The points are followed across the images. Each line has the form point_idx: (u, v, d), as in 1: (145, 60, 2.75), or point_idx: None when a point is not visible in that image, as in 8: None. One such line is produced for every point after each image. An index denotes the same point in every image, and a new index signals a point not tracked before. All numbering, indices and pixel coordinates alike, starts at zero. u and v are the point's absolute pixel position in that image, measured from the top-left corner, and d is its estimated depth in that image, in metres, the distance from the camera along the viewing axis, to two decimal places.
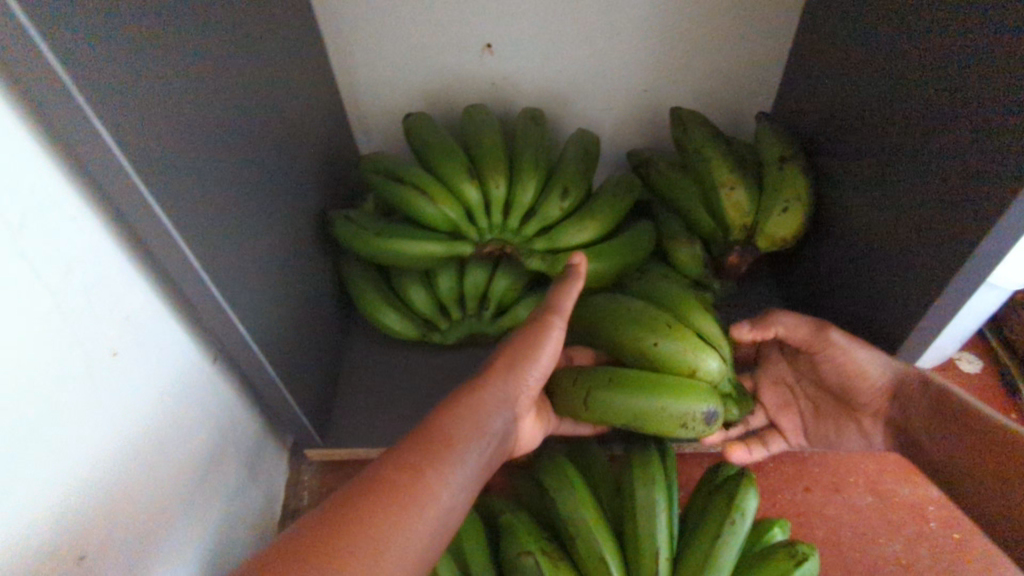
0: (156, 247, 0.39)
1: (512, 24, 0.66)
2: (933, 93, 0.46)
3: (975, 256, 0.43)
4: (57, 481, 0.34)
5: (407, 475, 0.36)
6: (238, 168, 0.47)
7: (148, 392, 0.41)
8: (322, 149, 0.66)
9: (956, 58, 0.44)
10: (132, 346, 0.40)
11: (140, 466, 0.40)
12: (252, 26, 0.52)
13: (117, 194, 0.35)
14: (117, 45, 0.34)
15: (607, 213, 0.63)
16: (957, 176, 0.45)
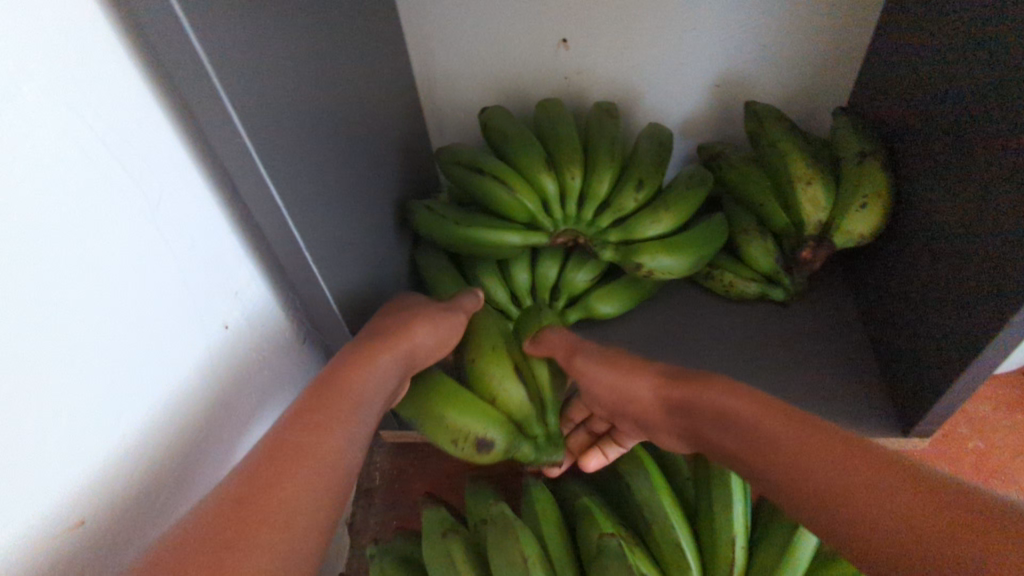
0: (254, 205, 0.43)
1: (588, 18, 0.67)
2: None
3: None
4: (161, 419, 0.41)
5: (323, 414, 0.42)
6: (325, 158, 0.50)
7: (218, 325, 0.46)
8: (401, 141, 0.69)
9: None
10: (211, 284, 0.44)
11: (202, 392, 0.45)
12: (343, 21, 0.55)
13: (227, 155, 0.40)
14: (233, 38, 0.38)
15: (680, 208, 0.63)
16: None
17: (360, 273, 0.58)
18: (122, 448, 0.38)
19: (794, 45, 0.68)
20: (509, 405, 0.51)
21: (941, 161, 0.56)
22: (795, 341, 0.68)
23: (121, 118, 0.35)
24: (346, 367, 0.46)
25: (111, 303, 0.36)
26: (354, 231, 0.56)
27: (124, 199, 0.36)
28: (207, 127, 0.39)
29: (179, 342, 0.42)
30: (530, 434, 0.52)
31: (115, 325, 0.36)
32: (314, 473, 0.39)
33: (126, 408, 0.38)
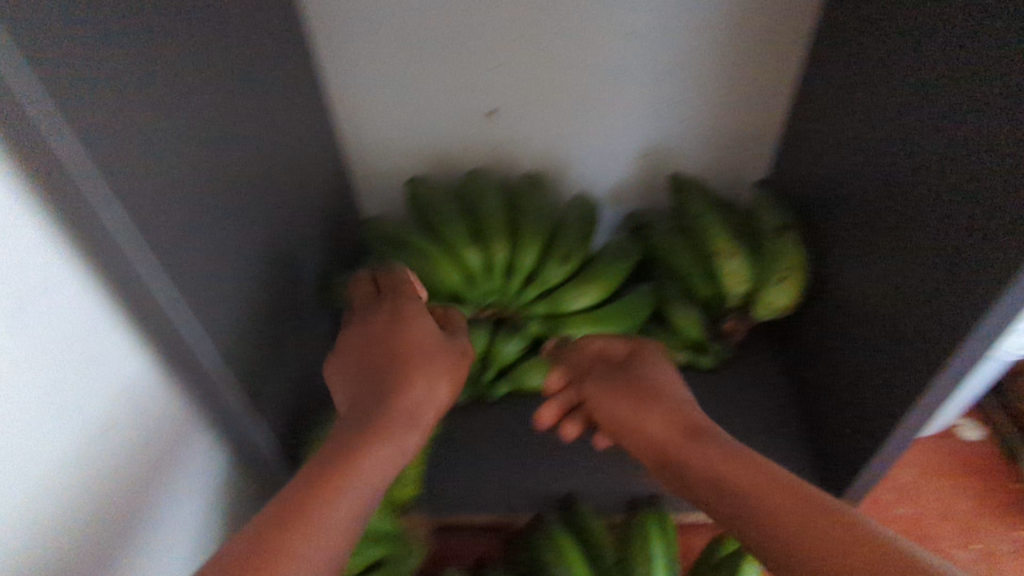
0: (134, 288, 0.40)
1: (512, 90, 0.68)
2: (923, 176, 0.47)
3: (984, 325, 0.41)
4: (33, 544, 0.37)
5: (375, 452, 0.43)
6: (223, 237, 0.48)
7: (101, 417, 0.42)
8: (323, 210, 0.67)
9: (942, 129, 0.45)
10: (90, 374, 0.41)
11: (84, 493, 0.41)
12: (250, 96, 0.54)
13: (100, 237, 0.37)
14: (108, 117, 0.36)
15: (603, 281, 0.64)
16: (956, 229, 0.43)
17: (269, 353, 0.55)
18: None
19: (712, 121, 0.70)
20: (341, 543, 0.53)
21: (851, 237, 0.58)
22: (722, 409, 0.68)
23: None
24: (396, 394, 0.47)
25: None
26: (260, 309, 0.54)
27: None
28: (76, 210, 0.36)
29: (60, 448, 0.38)
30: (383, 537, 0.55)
31: None
32: (324, 531, 0.37)
33: None
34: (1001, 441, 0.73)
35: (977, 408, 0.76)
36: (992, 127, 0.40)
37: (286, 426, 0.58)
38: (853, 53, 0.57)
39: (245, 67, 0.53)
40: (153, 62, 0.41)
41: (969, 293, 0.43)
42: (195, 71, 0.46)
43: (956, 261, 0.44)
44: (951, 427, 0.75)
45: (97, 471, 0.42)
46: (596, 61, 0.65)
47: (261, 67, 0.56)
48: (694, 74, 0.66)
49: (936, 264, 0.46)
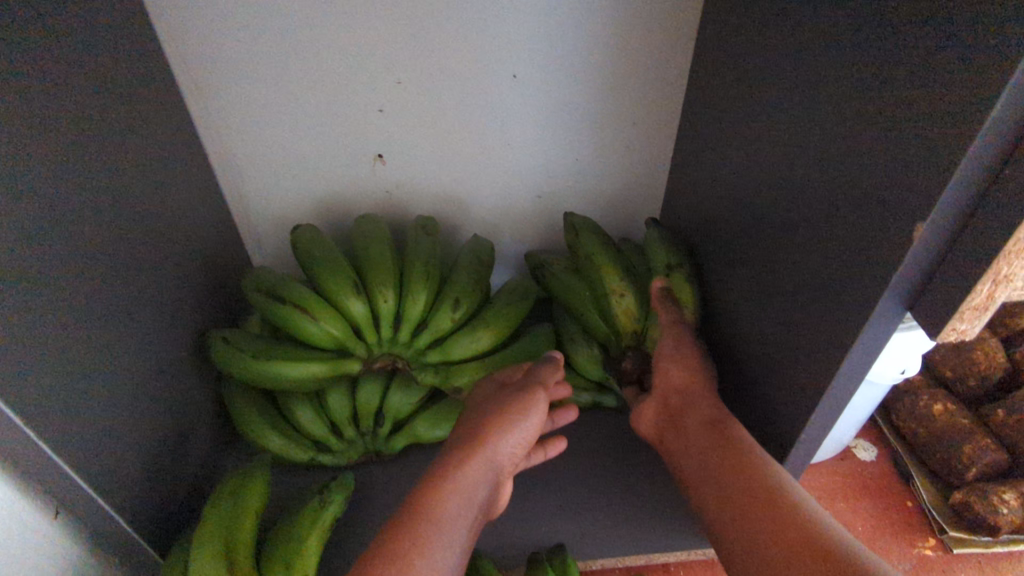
0: None
1: (400, 135, 0.66)
2: (789, 211, 0.48)
3: (856, 346, 0.42)
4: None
5: (465, 491, 0.45)
6: (71, 304, 0.44)
7: None
8: (201, 263, 0.63)
9: (802, 167, 0.46)
10: None
11: None
12: (107, 148, 0.50)
13: None
14: None
15: (498, 326, 0.62)
16: (823, 258, 0.44)
17: (134, 425, 0.50)
18: None
19: (603, 160, 0.72)
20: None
21: (732, 274, 0.59)
22: (628, 447, 0.68)
23: None
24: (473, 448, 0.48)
25: None
26: (121, 377, 0.49)
27: None
28: None
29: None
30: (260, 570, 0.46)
31: None
32: None
33: None
34: (894, 458, 0.75)
35: (871, 428, 0.79)
36: (841, 169, 0.41)
37: (160, 505, 0.52)
38: (723, 96, 0.59)
39: (101, 119, 0.49)
40: None
41: (835, 330, 0.44)
42: (36, 128, 0.42)
43: (823, 297, 0.45)
44: (848, 448, 0.77)
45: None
46: (483, 105, 0.65)
47: (120, 119, 0.52)
48: (582, 115, 0.67)
49: (807, 300, 0.47)
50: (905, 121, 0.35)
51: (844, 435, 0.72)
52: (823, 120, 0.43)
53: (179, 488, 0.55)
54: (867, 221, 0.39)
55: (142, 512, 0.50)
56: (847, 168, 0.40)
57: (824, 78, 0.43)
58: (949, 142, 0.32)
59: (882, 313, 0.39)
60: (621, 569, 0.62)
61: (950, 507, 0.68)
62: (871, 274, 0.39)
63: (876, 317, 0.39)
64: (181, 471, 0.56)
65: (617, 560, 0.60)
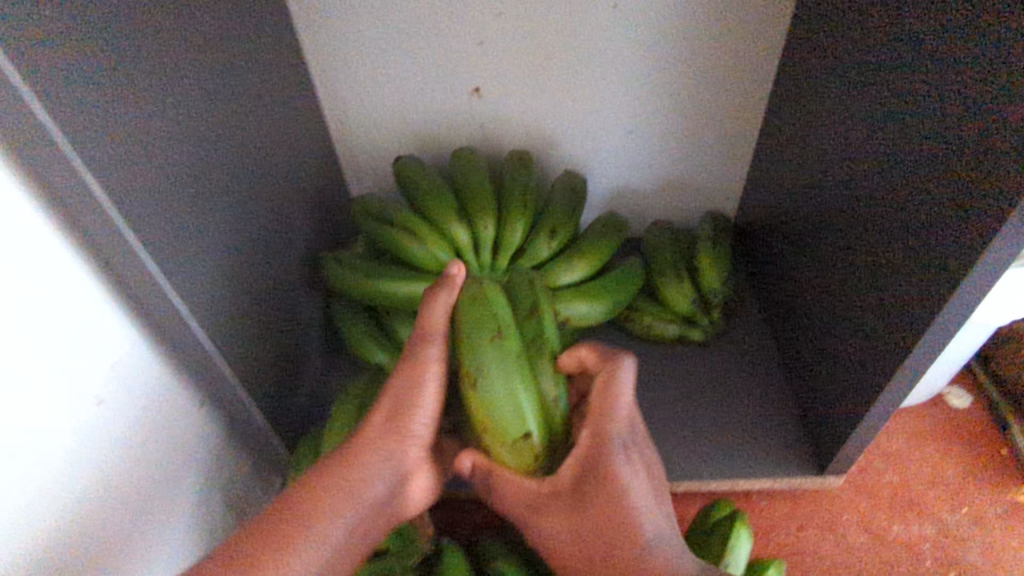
0: (126, 268, 0.40)
1: (498, 68, 0.68)
2: (906, 137, 0.47)
3: (984, 260, 0.40)
4: (10, 538, 0.36)
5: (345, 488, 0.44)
6: (212, 215, 0.48)
7: (92, 394, 0.41)
8: (312, 190, 0.67)
9: (924, 91, 0.45)
10: (81, 355, 0.40)
11: (73, 476, 0.40)
12: (235, 70, 0.53)
13: (93, 222, 0.37)
14: (99, 95, 0.36)
15: (593, 256, 0.64)
16: (943, 180, 0.44)
17: (262, 329, 0.55)
18: None
19: (700, 93, 0.70)
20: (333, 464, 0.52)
21: (837, 211, 0.58)
22: (713, 380, 0.69)
23: None
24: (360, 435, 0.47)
25: None
26: (250, 287, 0.54)
27: None
28: (62, 188, 0.35)
29: (31, 433, 0.36)
30: None
31: None
32: None
33: None
34: (990, 406, 0.73)
35: (966, 375, 0.77)
36: (979, 84, 0.40)
37: (283, 403, 0.58)
38: (838, 19, 0.56)
39: (230, 41, 0.52)
40: (136, 37, 0.40)
41: (956, 253, 0.42)
42: (184, 49, 0.45)
43: (937, 223, 0.44)
44: (941, 394, 0.75)
45: (76, 456, 0.40)
46: (582, 39, 0.65)
47: (249, 49, 0.55)
48: (680, 45, 0.66)
49: (923, 225, 0.46)
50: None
51: (938, 380, 0.71)
52: (957, 38, 0.42)
53: (297, 392, 0.61)
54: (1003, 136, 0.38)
55: (271, 405, 0.55)
56: (985, 84, 0.40)
57: None
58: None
59: (1014, 226, 0.38)
60: (705, 494, 0.65)
61: None
62: (1005, 188, 0.38)
63: (1006, 232, 0.38)
64: (299, 377, 0.61)
65: (702, 485, 0.62)
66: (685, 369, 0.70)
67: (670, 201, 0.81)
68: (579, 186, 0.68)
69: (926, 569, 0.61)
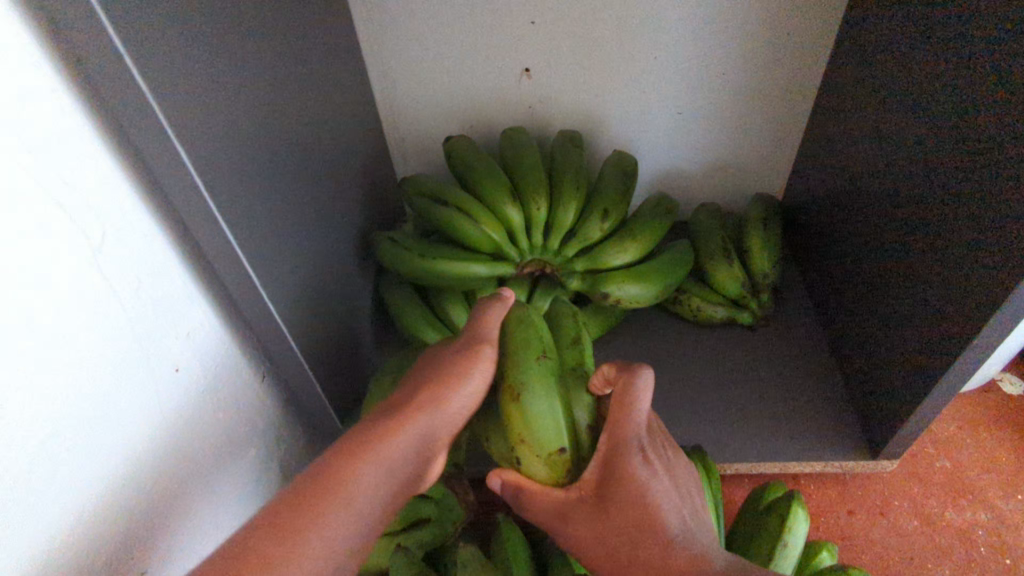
0: (204, 239, 0.41)
1: (547, 49, 0.67)
2: (970, 115, 0.46)
3: None
4: (107, 498, 0.37)
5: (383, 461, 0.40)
6: (277, 191, 0.49)
7: (172, 361, 0.42)
8: (364, 171, 0.68)
9: (993, 66, 0.44)
10: (162, 323, 0.41)
11: (155, 440, 0.41)
12: (296, 51, 0.54)
13: (177, 191, 0.38)
14: (180, 68, 0.37)
15: (643, 239, 0.64)
16: (1009, 158, 0.43)
17: (320, 307, 0.56)
18: (63, 520, 0.34)
19: (752, 74, 0.69)
20: None
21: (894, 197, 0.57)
22: (762, 363, 0.68)
23: (65, 158, 0.33)
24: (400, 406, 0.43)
25: (49, 358, 0.33)
26: (309, 264, 0.54)
27: (78, 245, 0.34)
28: (151, 153, 0.36)
29: (120, 398, 0.38)
30: None
31: (52, 381, 0.33)
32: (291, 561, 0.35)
33: (65, 469, 0.34)
34: None
35: (1020, 361, 0.75)
36: None
37: (340, 380, 0.59)
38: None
39: (292, 22, 0.53)
40: (210, 13, 0.41)
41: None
42: (251, 27, 0.46)
43: (1002, 202, 0.43)
44: (994, 381, 0.74)
45: (156, 421, 0.41)
46: (631, 18, 0.64)
47: (307, 28, 0.56)
48: (732, 24, 0.65)
49: (988, 204, 0.45)
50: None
51: (992, 366, 0.70)
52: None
53: (353, 369, 0.62)
54: None
55: (329, 382, 0.56)
56: None
57: None
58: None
59: None
60: (754, 476, 0.65)
61: None
62: None
63: None
64: (353, 354, 0.62)
65: (751, 466, 0.62)
66: (732, 353, 0.70)
67: (717, 184, 0.80)
68: (632, 168, 0.68)
69: (982, 555, 0.60)
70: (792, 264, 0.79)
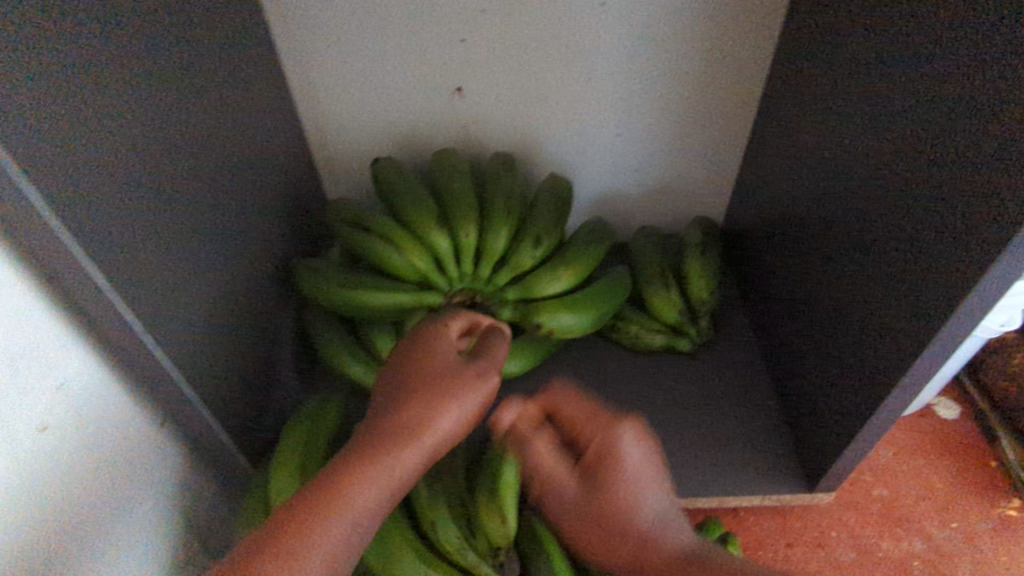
0: (73, 283, 0.37)
1: (482, 68, 0.65)
2: (903, 149, 0.46)
3: (987, 279, 0.39)
4: None
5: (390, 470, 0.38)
6: (174, 224, 0.45)
7: (35, 419, 0.37)
8: (284, 194, 0.64)
9: (922, 102, 0.43)
10: (22, 377, 0.36)
11: (14, 510, 0.36)
12: (201, 70, 0.50)
13: (34, 234, 0.34)
14: (44, 99, 0.33)
15: (579, 265, 0.62)
16: (943, 194, 0.42)
17: (228, 344, 0.52)
18: None
19: (691, 98, 0.68)
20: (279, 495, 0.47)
21: (828, 229, 0.57)
22: (702, 393, 0.67)
23: None
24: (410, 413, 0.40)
25: None
26: (216, 298, 0.50)
27: None
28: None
29: None
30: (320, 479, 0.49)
31: None
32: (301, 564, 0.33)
33: None
34: (978, 417, 0.72)
35: (953, 386, 0.76)
36: (982, 97, 0.38)
37: (252, 421, 0.54)
38: (831, 25, 0.54)
39: (197, 39, 0.49)
40: (89, 35, 0.37)
41: (959, 271, 0.40)
42: (143, 48, 0.42)
43: (935, 240, 0.43)
44: (929, 406, 0.74)
45: (20, 488, 0.36)
46: (569, 39, 0.63)
47: (217, 45, 0.52)
48: (671, 47, 0.64)
49: (921, 241, 0.44)
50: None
51: (928, 393, 0.70)
52: (962, 47, 0.40)
53: (267, 408, 0.58)
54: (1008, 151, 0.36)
55: (238, 424, 0.52)
56: (990, 97, 0.38)
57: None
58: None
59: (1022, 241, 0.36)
60: (692, 511, 0.63)
61: None
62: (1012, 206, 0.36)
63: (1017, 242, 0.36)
64: (269, 391, 0.58)
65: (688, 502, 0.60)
66: (672, 382, 0.68)
67: (657, 207, 0.79)
68: (567, 193, 0.66)
69: None
70: (731, 288, 0.78)
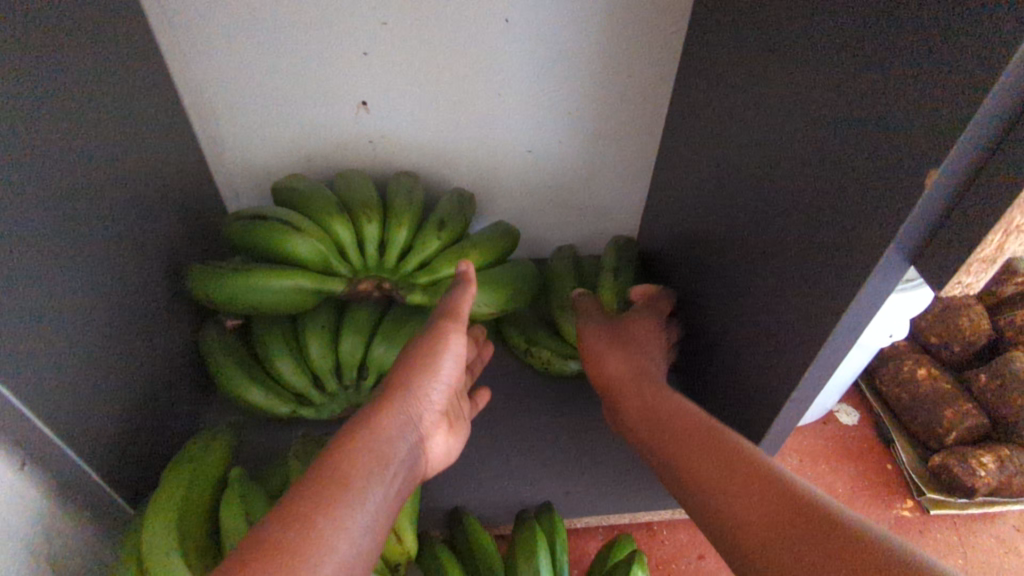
0: None
1: (387, 84, 0.63)
2: (776, 175, 0.48)
3: (853, 306, 0.40)
4: None
5: (381, 445, 0.41)
6: (34, 256, 0.42)
7: None
8: (178, 216, 0.61)
9: (788, 132, 0.46)
10: None
11: None
12: (76, 92, 0.47)
13: None
14: None
15: (478, 249, 0.62)
16: (809, 218, 0.44)
17: (102, 377, 0.48)
18: None
19: (598, 115, 0.69)
20: (149, 548, 0.43)
21: (724, 245, 0.58)
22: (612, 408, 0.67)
23: None
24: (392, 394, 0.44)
25: None
26: (84, 326, 0.46)
27: None
28: None
29: None
30: (190, 531, 0.45)
31: None
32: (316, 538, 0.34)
33: None
34: (875, 422, 0.76)
35: (851, 393, 0.80)
36: (834, 130, 0.40)
37: (133, 459, 0.51)
38: (713, 56, 0.57)
39: (64, 50, 0.46)
40: None
41: (828, 292, 0.42)
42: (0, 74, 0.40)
43: (806, 262, 0.44)
44: (831, 413, 0.77)
45: None
46: (471, 58, 0.62)
47: (98, 66, 0.50)
48: (576, 69, 0.64)
49: (795, 262, 0.46)
50: (928, 57, 0.33)
51: (825, 404, 0.73)
52: (815, 81, 0.42)
53: (154, 443, 0.54)
54: (859, 181, 0.38)
55: (113, 463, 0.48)
56: (839, 130, 0.40)
57: (820, 39, 0.41)
58: (978, 76, 0.30)
59: (887, 268, 0.37)
60: (605, 526, 0.63)
61: (928, 471, 0.69)
62: (864, 234, 0.38)
63: (880, 272, 0.38)
64: (156, 424, 0.54)
65: (599, 518, 0.60)
66: (584, 398, 0.68)
67: (569, 222, 0.80)
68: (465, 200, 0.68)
69: None
70: None
